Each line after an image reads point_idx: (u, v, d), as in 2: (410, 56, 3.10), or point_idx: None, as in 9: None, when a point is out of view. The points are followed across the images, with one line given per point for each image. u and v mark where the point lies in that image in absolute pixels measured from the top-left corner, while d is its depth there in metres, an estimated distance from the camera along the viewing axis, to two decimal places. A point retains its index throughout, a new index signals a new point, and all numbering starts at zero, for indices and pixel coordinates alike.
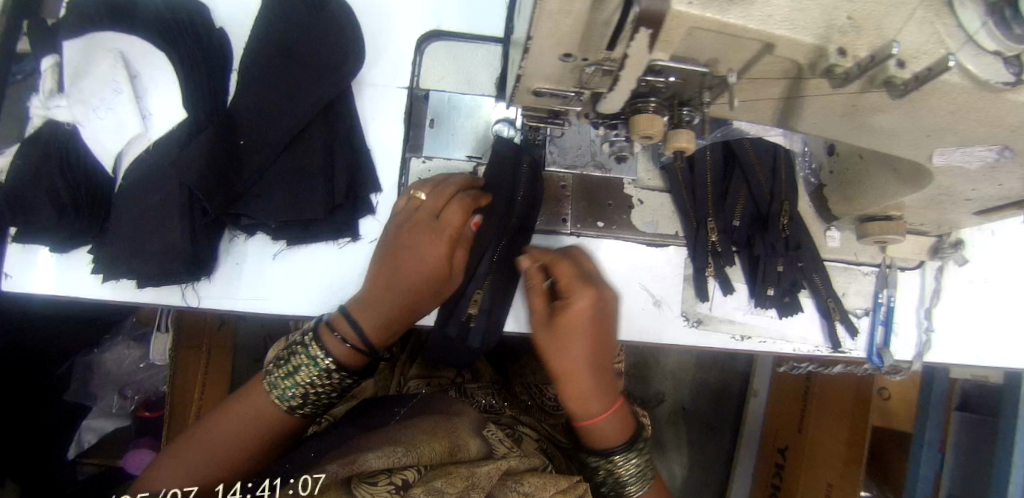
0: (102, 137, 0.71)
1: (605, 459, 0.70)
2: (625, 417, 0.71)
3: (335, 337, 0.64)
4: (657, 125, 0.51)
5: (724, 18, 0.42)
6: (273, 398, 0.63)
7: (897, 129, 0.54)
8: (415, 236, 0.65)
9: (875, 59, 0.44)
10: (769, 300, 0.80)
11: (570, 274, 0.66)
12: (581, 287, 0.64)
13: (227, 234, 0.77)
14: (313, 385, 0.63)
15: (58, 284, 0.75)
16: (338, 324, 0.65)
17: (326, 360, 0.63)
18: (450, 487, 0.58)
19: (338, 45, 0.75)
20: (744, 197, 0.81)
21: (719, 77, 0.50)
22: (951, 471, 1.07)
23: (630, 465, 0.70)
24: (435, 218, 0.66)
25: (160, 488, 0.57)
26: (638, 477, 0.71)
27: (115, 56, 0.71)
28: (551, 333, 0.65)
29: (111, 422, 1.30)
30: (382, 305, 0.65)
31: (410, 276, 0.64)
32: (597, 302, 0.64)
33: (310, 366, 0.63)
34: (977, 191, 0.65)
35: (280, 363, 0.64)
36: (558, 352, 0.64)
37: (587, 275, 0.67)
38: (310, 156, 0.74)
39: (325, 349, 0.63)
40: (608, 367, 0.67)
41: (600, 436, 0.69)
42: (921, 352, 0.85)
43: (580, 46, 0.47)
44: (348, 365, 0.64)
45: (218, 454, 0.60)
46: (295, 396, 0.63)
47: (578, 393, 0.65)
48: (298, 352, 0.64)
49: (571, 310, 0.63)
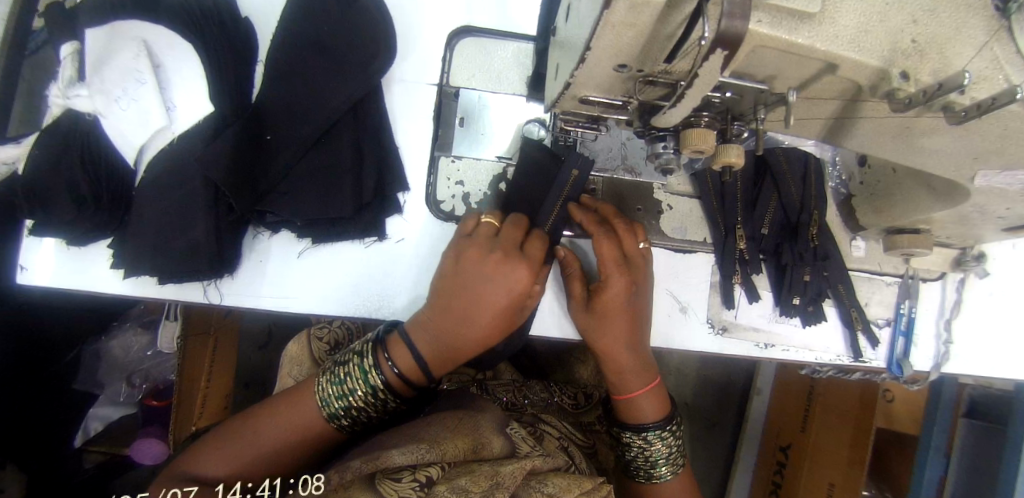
0: (125, 129, 0.69)
1: (639, 436, 0.74)
2: (660, 395, 0.75)
3: (388, 361, 0.64)
4: (709, 141, 0.50)
5: (792, 38, 0.41)
6: (321, 410, 0.64)
7: (945, 151, 0.54)
8: (499, 270, 0.63)
9: (942, 88, 0.43)
10: (794, 310, 0.80)
11: (612, 252, 0.68)
12: (618, 267, 0.68)
13: (251, 231, 0.75)
14: (362, 405, 0.64)
15: (75, 278, 0.73)
16: (394, 346, 0.65)
17: (377, 379, 0.63)
18: (474, 485, 0.57)
19: (370, 40, 0.73)
20: (774, 206, 0.80)
21: (776, 95, 0.49)
22: (955, 476, 1.10)
23: (662, 444, 0.74)
24: (519, 248, 0.65)
25: (203, 473, 0.60)
26: (667, 457, 0.75)
27: (138, 45, 0.68)
28: (590, 316, 0.69)
29: (118, 410, 1.27)
30: (449, 334, 0.64)
31: (487, 307, 0.63)
32: (633, 285, 0.68)
33: (362, 382, 0.64)
34: (1013, 210, 0.65)
35: (334, 379, 0.65)
36: (597, 331, 0.69)
37: (626, 256, 0.69)
38: (339, 153, 0.72)
39: (380, 368, 0.64)
40: (643, 346, 0.71)
41: (636, 411, 0.74)
42: (939, 363, 0.85)
43: (638, 57, 0.46)
44: (398, 392, 0.65)
45: (261, 451, 0.63)
46: (341, 412, 0.64)
47: (620, 366, 0.71)
48: (353, 374, 0.64)
49: (606, 293, 0.67)
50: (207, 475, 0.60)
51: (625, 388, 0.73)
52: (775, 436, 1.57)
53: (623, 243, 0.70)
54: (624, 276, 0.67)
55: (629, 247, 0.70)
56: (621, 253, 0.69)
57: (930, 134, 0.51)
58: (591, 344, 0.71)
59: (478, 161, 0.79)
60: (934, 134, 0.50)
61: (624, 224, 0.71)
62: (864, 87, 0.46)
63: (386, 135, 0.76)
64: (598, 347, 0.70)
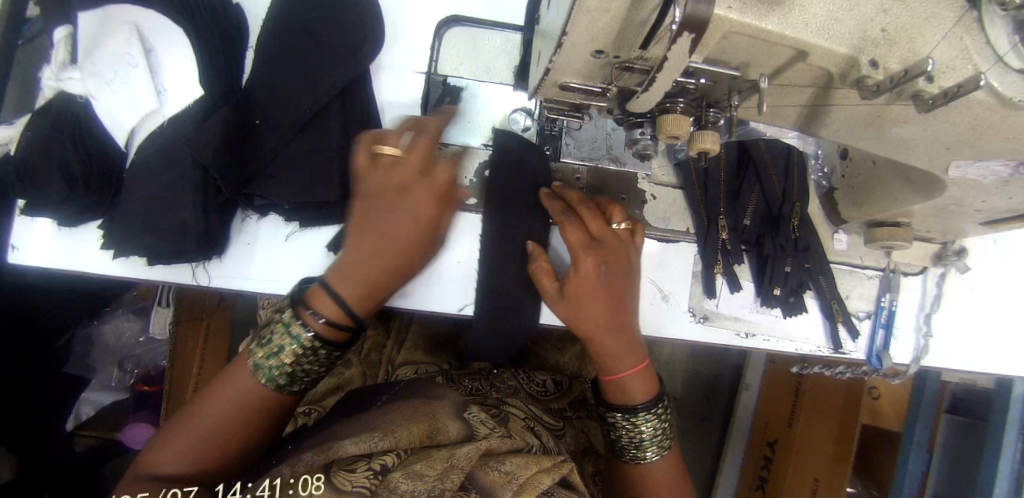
0: (116, 113, 0.70)
1: (628, 416, 0.72)
2: (649, 376, 0.74)
3: (313, 315, 0.61)
4: (684, 126, 0.51)
5: (762, 24, 0.42)
6: (260, 380, 0.61)
7: (919, 141, 0.54)
8: (403, 195, 0.64)
9: (909, 74, 0.43)
10: (775, 300, 0.81)
11: (576, 236, 0.70)
12: (586, 250, 0.70)
13: (239, 214, 0.76)
14: (296, 362, 0.61)
15: (64, 257, 0.73)
16: (315, 299, 0.62)
17: (305, 334, 0.60)
18: (429, 469, 0.62)
19: (358, 28, 0.74)
20: (756, 197, 0.81)
21: (751, 81, 0.50)
22: (937, 471, 1.11)
23: (648, 424, 0.73)
24: (424, 176, 0.65)
25: (162, 474, 0.56)
26: (656, 435, 0.74)
27: (130, 30, 0.69)
28: (568, 304, 0.70)
29: (110, 395, 1.31)
30: (361, 267, 0.63)
31: (406, 229, 0.64)
32: (601, 264, 0.70)
33: (293, 342, 0.60)
34: (988, 203, 0.66)
35: (260, 342, 0.61)
36: (580, 318, 0.70)
37: (592, 238, 0.71)
38: (326, 139, 0.73)
39: (305, 324, 0.61)
40: (626, 325, 0.72)
41: (623, 392, 0.73)
42: (918, 356, 0.87)
43: (614, 43, 0.48)
44: (332, 340, 0.62)
45: (217, 439, 0.59)
46: (279, 377, 0.61)
47: (606, 349, 0.71)
48: (276, 333, 0.61)
49: (576, 278, 0.69)
50: (165, 474, 0.56)
51: (614, 370, 0.72)
52: (762, 431, 1.58)
53: (589, 225, 0.72)
54: (591, 258, 0.69)
55: (596, 228, 0.71)
56: (586, 233, 0.71)
57: (902, 124, 0.52)
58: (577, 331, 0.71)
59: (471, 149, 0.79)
60: (905, 123, 0.51)
61: (588, 207, 0.73)
62: (834, 75, 0.47)
63: (373, 121, 0.77)
64: (584, 334, 0.71)
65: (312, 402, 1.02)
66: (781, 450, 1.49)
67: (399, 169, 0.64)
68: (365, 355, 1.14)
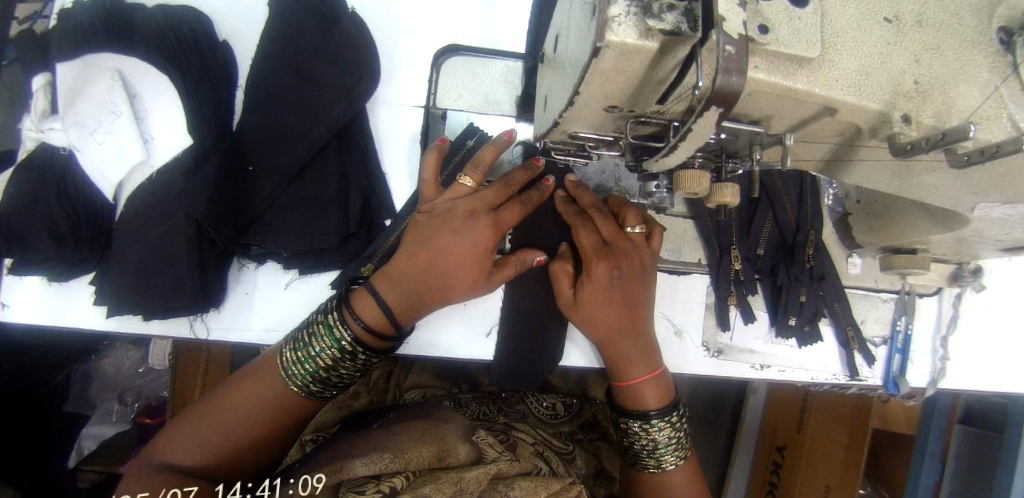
0: (101, 164, 0.67)
1: (642, 425, 0.69)
2: (663, 382, 0.71)
3: (353, 316, 0.63)
4: (703, 183, 0.48)
5: (791, 84, 0.40)
6: (288, 382, 0.63)
7: (947, 186, 0.52)
8: (469, 225, 0.62)
9: (946, 137, 0.40)
10: (790, 330, 0.79)
11: (590, 241, 0.68)
12: (598, 256, 0.68)
13: (236, 263, 0.73)
14: (331, 365, 0.63)
15: (55, 314, 0.71)
16: (357, 301, 0.64)
17: (345, 338, 0.62)
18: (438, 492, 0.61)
19: (352, 64, 0.70)
20: (769, 225, 0.79)
21: (774, 136, 0.47)
22: (951, 482, 1.09)
23: (663, 432, 0.69)
24: (494, 210, 0.64)
25: (172, 462, 0.59)
26: (673, 443, 0.70)
27: (113, 76, 0.66)
28: (580, 307, 0.69)
29: (111, 429, 1.23)
30: (415, 284, 0.64)
31: (460, 258, 0.62)
32: (615, 269, 0.68)
33: (331, 347, 0.62)
34: (1011, 234, 0.64)
35: (297, 347, 0.63)
36: (593, 323, 0.68)
37: (607, 243, 0.69)
38: (323, 183, 0.71)
39: (347, 327, 0.62)
40: (645, 331, 0.71)
41: (635, 398, 0.70)
42: (936, 379, 0.85)
43: (628, 100, 0.45)
44: (368, 346, 0.63)
45: (230, 437, 0.61)
46: (312, 381, 0.63)
47: (621, 353, 0.69)
48: (318, 334, 0.62)
49: (591, 283, 0.67)
50: (173, 463, 0.59)
51: (627, 375, 0.70)
52: (771, 436, 1.58)
53: (602, 230, 0.70)
54: (605, 263, 0.67)
55: (608, 231, 0.69)
56: (599, 239, 0.69)
57: (931, 172, 0.49)
58: (591, 335, 0.70)
59: (495, 164, 0.76)
60: (934, 172, 0.49)
61: (601, 211, 0.71)
62: (864, 130, 0.44)
63: (371, 160, 0.74)
64: (597, 337, 0.69)
65: (318, 429, 0.96)
66: (790, 456, 1.48)
67: (473, 197, 0.63)
68: (373, 383, 1.08)
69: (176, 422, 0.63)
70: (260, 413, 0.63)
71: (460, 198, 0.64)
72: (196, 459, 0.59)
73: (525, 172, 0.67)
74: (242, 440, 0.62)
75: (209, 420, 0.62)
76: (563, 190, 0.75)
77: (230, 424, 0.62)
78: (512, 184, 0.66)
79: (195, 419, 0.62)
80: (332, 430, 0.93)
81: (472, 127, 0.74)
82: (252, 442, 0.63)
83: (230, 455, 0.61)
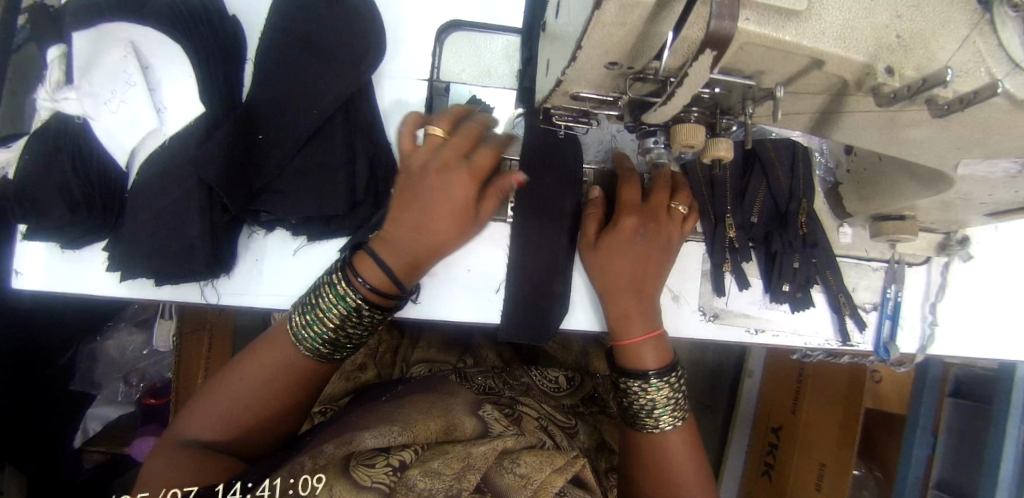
0: (114, 131, 0.68)
1: (640, 383, 0.72)
2: (662, 344, 0.74)
3: (358, 278, 0.64)
4: (699, 136, 0.50)
5: (780, 36, 0.42)
6: (299, 346, 0.66)
7: (931, 142, 0.54)
8: (443, 177, 0.63)
9: (926, 83, 0.43)
10: (784, 296, 0.82)
11: (631, 198, 0.74)
12: (633, 210, 0.73)
13: (246, 230, 0.75)
14: (341, 325, 0.65)
15: (70, 281, 0.72)
16: (362, 265, 0.65)
17: (353, 298, 0.64)
18: (446, 468, 0.62)
19: (359, 37, 0.73)
20: (762, 195, 0.81)
21: (766, 90, 0.49)
22: (942, 456, 1.12)
23: (663, 392, 0.72)
24: (465, 158, 0.64)
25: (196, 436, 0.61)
26: (669, 404, 0.72)
27: (125, 47, 0.67)
28: (598, 252, 0.74)
29: (115, 410, 1.24)
30: (406, 243, 0.64)
31: (440, 211, 0.64)
32: (641, 227, 0.72)
33: (340, 305, 0.64)
34: (994, 196, 0.66)
35: (306, 309, 0.65)
36: (606, 269, 0.73)
37: (643, 205, 0.74)
38: (331, 151, 0.73)
39: (354, 287, 0.64)
40: (650, 292, 0.74)
41: (636, 358, 0.72)
42: (925, 344, 0.88)
43: (628, 55, 0.47)
44: (377, 304, 0.65)
45: (249, 408, 0.64)
46: (324, 342, 0.65)
47: (626, 307, 0.73)
48: (325, 296, 0.65)
49: (617, 231, 0.73)
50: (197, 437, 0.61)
51: (626, 333, 0.73)
52: (767, 416, 1.61)
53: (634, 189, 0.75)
54: (633, 217, 0.72)
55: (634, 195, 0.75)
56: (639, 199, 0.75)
57: (914, 126, 0.51)
58: (598, 283, 0.75)
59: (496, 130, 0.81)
60: (916, 126, 0.51)
61: (664, 181, 0.76)
62: (850, 82, 0.46)
63: (377, 131, 0.76)
64: (606, 285, 0.74)
65: (328, 401, 0.99)
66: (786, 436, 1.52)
67: (444, 150, 0.63)
68: (380, 355, 1.12)
69: (196, 400, 0.65)
70: (273, 383, 0.65)
71: (433, 149, 0.65)
72: (213, 432, 0.62)
73: (487, 117, 0.67)
74: (258, 410, 0.64)
75: (224, 394, 0.64)
76: (568, 159, 0.79)
77: (244, 396, 0.64)
78: (478, 128, 0.66)
79: (213, 396, 0.64)
80: (342, 403, 0.95)
81: (475, 101, 0.79)
82: (269, 412, 0.65)
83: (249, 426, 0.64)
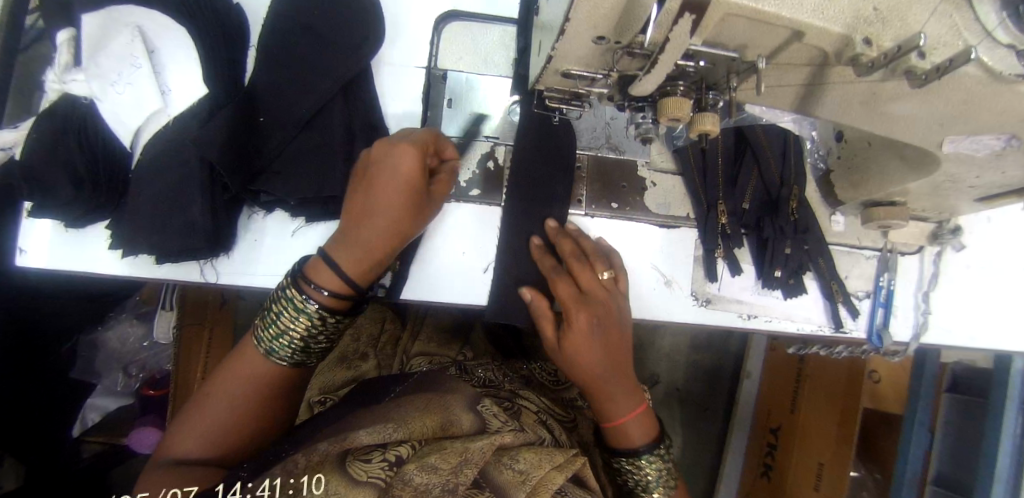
0: (120, 112, 0.70)
1: (632, 460, 0.74)
2: (649, 418, 0.75)
3: (312, 287, 0.65)
4: (685, 108, 0.52)
5: (760, 6, 0.43)
6: (267, 353, 0.66)
7: (913, 118, 0.55)
8: (382, 156, 0.65)
9: (901, 49, 0.44)
10: (776, 282, 0.83)
11: (568, 292, 0.70)
12: (579, 305, 0.69)
13: (246, 211, 0.77)
14: (304, 334, 0.65)
15: (74, 260, 0.74)
16: (313, 273, 0.66)
17: (309, 307, 0.64)
18: (444, 463, 0.59)
19: (359, 24, 0.75)
20: (754, 181, 0.84)
21: (748, 63, 0.51)
22: (939, 449, 1.12)
23: (652, 468, 0.74)
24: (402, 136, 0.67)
25: (181, 454, 0.61)
26: (662, 475, 0.75)
27: (133, 31, 0.70)
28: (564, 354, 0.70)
29: (115, 400, 1.26)
30: (366, 240, 0.66)
31: (390, 193, 0.65)
32: (595, 318, 0.68)
33: (297, 315, 0.65)
34: (981, 178, 0.67)
35: (266, 322, 0.66)
36: (574, 366, 0.70)
37: (587, 290, 0.71)
38: (329, 134, 0.74)
39: (308, 296, 0.65)
40: (626, 374, 0.72)
41: (624, 436, 0.74)
42: (918, 333, 0.88)
43: (615, 29, 0.48)
44: (337, 310, 0.66)
45: (228, 417, 0.63)
46: (290, 350, 0.66)
47: (605, 394, 0.72)
48: (281, 308, 0.65)
49: (573, 331, 0.68)
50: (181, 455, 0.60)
51: (613, 415, 0.73)
52: (766, 417, 1.60)
53: (579, 278, 0.72)
54: (583, 313, 0.68)
55: (585, 280, 0.71)
56: (577, 287, 0.71)
57: (896, 101, 0.53)
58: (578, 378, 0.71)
59: (492, 117, 0.83)
60: (898, 100, 0.52)
61: (580, 261, 0.73)
62: (830, 54, 0.48)
63: (375, 116, 0.78)
64: (579, 379, 0.71)
65: (325, 390, 0.97)
66: (785, 436, 1.51)
67: (388, 137, 0.67)
68: (380, 347, 1.12)
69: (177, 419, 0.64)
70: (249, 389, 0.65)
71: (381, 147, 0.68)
72: (199, 450, 0.61)
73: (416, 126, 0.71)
74: (239, 418, 0.64)
75: (201, 412, 0.63)
76: (561, 145, 0.80)
77: (222, 411, 0.64)
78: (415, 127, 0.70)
79: (194, 412, 0.64)
80: (340, 393, 0.94)
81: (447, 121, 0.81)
82: (249, 418, 0.65)
83: (232, 435, 0.63)
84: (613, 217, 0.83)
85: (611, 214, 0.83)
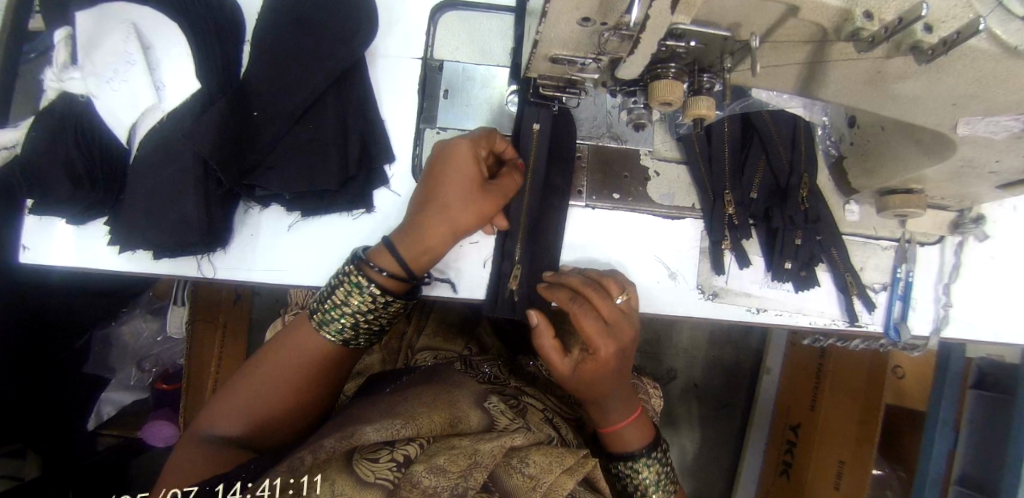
0: (115, 108, 0.71)
1: (628, 463, 0.74)
2: (644, 422, 0.76)
3: (374, 269, 0.65)
4: (676, 92, 0.52)
5: None
6: (325, 335, 0.66)
7: (922, 97, 0.52)
8: (443, 159, 0.67)
9: (903, 22, 0.41)
10: (786, 274, 0.80)
11: (592, 323, 0.65)
12: (605, 337, 0.65)
13: (242, 206, 0.78)
14: (366, 316, 0.66)
15: (77, 255, 0.76)
16: (377, 257, 0.67)
17: (370, 287, 0.65)
18: (452, 465, 0.53)
19: (351, 15, 0.74)
20: (762, 169, 0.80)
21: (742, 41, 0.50)
22: (964, 449, 1.06)
23: (650, 469, 0.74)
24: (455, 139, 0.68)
25: (222, 427, 0.60)
26: (661, 479, 0.75)
27: (127, 28, 0.70)
28: (578, 378, 0.67)
29: (130, 394, 1.29)
30: (423, 240, 0.66)
31: (451, 192, 0.66)
32: (619, 350, 0.66)
33: (357, 295, 0.65)
34: (1002, 163, 0.62)
35: (325, 301, 0.66)
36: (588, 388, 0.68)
37: (610, 319, 0.66)
38: (323, 128, 0.74)
39: (369, 277, 0.65)
40: (626, 382, 0.71)
41: (620, 441, 0.74)
42: (939, 327, 0.84)
43: (598, 10, 0.46)
44: (397, 293, 0.67)
45: (271, 397, 0.63)
46: (345, 328, 0.66)
47: (610, 420, 0.73)
48: (343, 292, 0.65)
49: (597, 359, 0.65)
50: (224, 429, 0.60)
51: (608, 422, 0.73)
52: (785, 415, 1.56)
53: (597, 304, 0.67)
54: (611, 345, 0.65)
55: (607, 312, 0.66)
56: (600, 320, 0.66)
57: (904, 78, 0.49)
58: (583, 392, 0.70)
59: (489, 107, 0.82)
60: (908, 77, 0.49)
61: (592, 286, 0.69)
62: (830, 29, 0.45)
63: (370, 109, 0.78)
64: (586, 394, 0.70)
65: None
66: (805, 433, 1.47)
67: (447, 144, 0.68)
68: (386, 341, 1.11)
69: (221, 392, 0.64)
70: (295, 370, 0.65)
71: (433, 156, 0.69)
72: (239, 425, 0.61)
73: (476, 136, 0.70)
74: (281, 401, 0.63)
75: (250, 386, 0.63)
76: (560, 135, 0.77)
77: (269, 385, 0.63)
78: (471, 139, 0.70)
79: (242, 387, 0.64)
80: (349, 390, 0.94)
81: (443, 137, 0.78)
82: (290, 399, 0.64)
83: (272, 414, 0.63)
84: (613, 208, 0.81)
85: (612, 205, 0.81)
